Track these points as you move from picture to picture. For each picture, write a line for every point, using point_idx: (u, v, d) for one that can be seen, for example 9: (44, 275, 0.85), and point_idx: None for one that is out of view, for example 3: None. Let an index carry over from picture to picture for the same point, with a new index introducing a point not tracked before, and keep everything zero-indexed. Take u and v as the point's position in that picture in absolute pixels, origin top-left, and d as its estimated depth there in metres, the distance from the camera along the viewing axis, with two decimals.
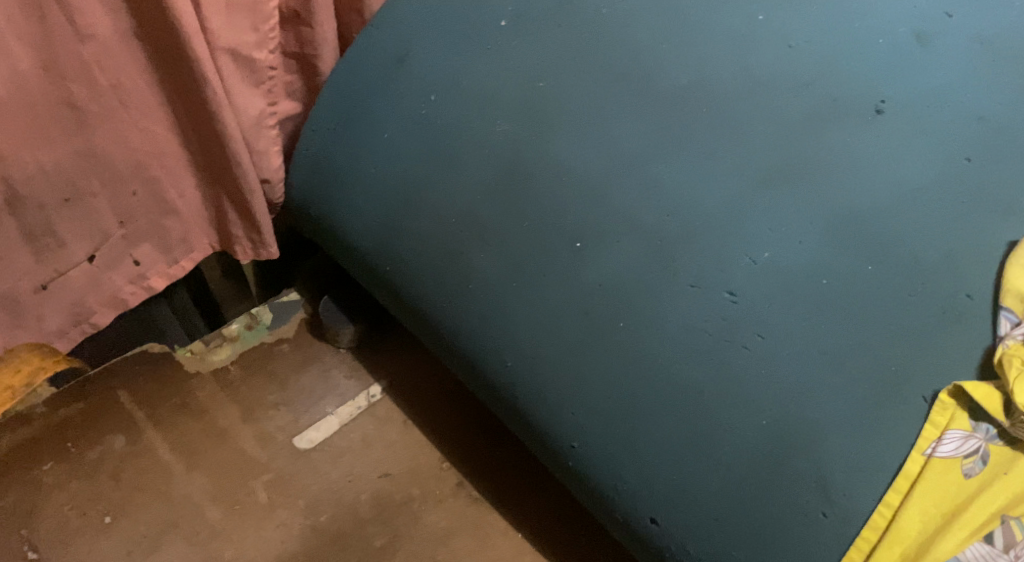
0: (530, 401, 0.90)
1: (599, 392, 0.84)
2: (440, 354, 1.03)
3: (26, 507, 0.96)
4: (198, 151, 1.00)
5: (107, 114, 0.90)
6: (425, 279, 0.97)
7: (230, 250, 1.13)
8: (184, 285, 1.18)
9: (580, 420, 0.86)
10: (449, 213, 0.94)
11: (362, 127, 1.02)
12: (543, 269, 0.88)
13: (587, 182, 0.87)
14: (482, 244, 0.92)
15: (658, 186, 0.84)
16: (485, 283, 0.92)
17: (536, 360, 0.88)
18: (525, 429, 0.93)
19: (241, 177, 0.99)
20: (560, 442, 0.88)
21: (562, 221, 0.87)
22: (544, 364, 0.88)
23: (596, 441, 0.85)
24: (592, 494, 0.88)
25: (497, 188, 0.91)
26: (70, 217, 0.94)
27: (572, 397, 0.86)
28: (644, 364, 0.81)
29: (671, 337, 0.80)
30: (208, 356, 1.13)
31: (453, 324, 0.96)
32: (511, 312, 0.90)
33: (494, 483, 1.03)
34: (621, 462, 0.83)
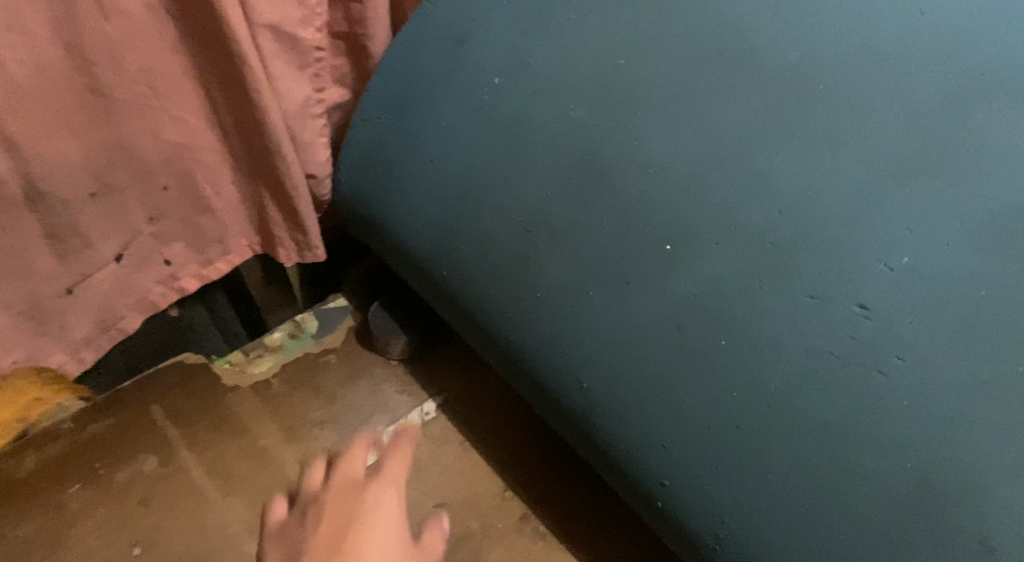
0: (611, 428, 0.78)
1: (694, 422, 0.72)
2: (503, 371, 0.93)
3: (48, 534, 0.87)
4: (237, 143, 0.90)
5: (138, 101, 0.81)
6: (487, 287, 0.86)
7: (271, 253, 1.02)
8: (222, 289, 1.10)
9: (672, 452, 0.74)
10: (515, 211, 0.83)
11: (417, 116, 0.91)
12: (626, 276, 0.76)
13: (678, 176, 0.74)
14: (553, 248, 0.80)
15: (764, 180, 0.71)
16: (556, 292, 0.80)
17: (618, 382, 0.76)
18: (603, 459, 0.82)
19: (286, 170, 0.89)
20: (649, 479, 0.77)
21: (648, 221, 0.75)
22: (628, 386, 0.76)
23: (693, 478, 0.73)
24: (683, 535, 0.77)
25: (571, 183, 0.80)
26: (97, 214, 0.86)
27: (663, 425, 0.74)
28: (751, 391, 0.69)
29: (784, 359, 0.68)
30: (249, 368, 1.04)
31: (519, 338, 0.84)
32: (588, 326, 0.78)
33: (564, 517, 0.92)
34: (721, 500, 0.72)
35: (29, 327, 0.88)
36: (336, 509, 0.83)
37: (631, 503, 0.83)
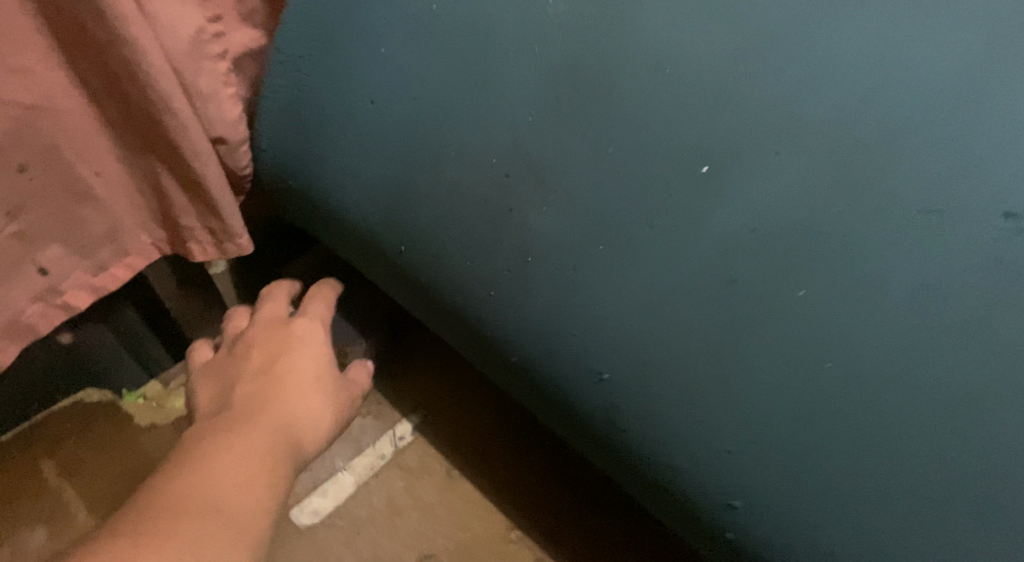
0: (650, 434, 0.57)
1: (769, 414, 0.51)
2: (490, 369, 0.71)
3: None
4: (112, 103, 0.69)
5: None
6: (459, 259, 0.64)
7: (184, 249, 0.82)
8: (131, 306, 0.88)
9: (739, 459, 0.53)
10: (485, 151, 0.60)
11: (347, 46, 0.67)
12: (649, 217, 0.53)
13: (711, 65, 0.50)
14: (541, 193, 0.57)
15: (843, 50, 0.46)
16: (551, 253, 0.57)
17: (649, 369, 0.55)
18: (633, 471, 0.62)
19: (182, 136, 0.69)
20: (711, 497, 0.56)
21: (672, 135, 0.51)
22: (667, 373, 0.54)
23: (777, 493, 0.53)
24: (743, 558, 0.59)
25: (558, 102, 0.56)
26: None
27: (727, 423, 0.53)
28: (860, 360, 0.47)
29: (900, 311, 0.46)
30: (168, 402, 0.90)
31: (511, 324, 0.62)
32: (601, 296, 0.55)
33: None
34: (818, 519, 0.52)
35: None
36: (263, 345, 0.72)
37: (669, 522, 0.65)
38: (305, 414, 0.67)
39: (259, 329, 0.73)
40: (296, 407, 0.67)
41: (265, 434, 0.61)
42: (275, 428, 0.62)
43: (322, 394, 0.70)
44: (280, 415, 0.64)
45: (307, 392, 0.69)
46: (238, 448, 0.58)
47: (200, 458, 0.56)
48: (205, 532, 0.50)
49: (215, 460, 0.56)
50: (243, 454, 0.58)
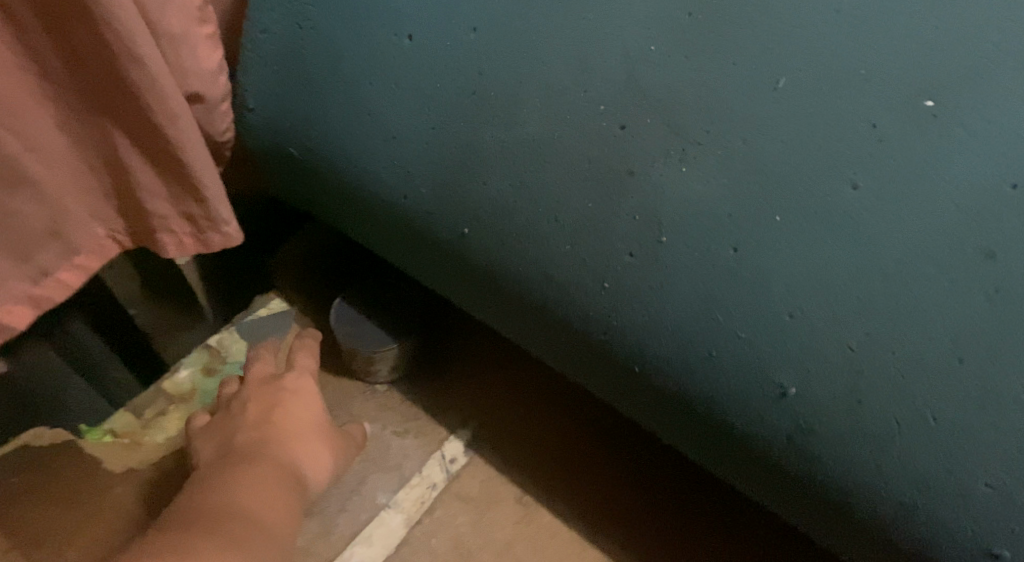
0: (865, 471, 0.40)
1: None
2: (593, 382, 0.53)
3: None
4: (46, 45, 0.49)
5: None
6: (550, 240, 0.48)
7: (151, 242, 0.64)
8: (83, 318, 0.70)
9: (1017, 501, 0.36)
10: (584, 98, 0.45)
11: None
12: (850, 173, 0.39)
13: None
14: (679, 147, 0.43)
15: None
16: (699, 226, 0.42)
17: (863, 380, 0.39)
18: (843, 520, 0.44)
19: (149, 87, 0.51)
20: (970, 551, 0.39)
21: (869, 63, 0.39)
22: (896, 385, 0.38)
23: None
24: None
25: (694, 21, 0.42)
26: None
27: (992, 450, 0.36)
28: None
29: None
30: (147, 435, 0.70)
31: (637, 326, 0.46)
32: (782, 282, 0.40)
33: None
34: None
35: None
36: (258, 397, 0.62)
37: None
38: (314, 468, 0.59)
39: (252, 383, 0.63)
40: (301, 462, 0.58)
41: (268, 487, 0.53)
42: (283, 478, 0.55)
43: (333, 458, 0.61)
44: (291, 460, 0.57)
45: (317, 444, 0.60)
46: (252, 496, 0.52)
47: (223, 488, 0.52)
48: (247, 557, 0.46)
49: (235, 496, 0.51)
50: (270, 484, 0.53)
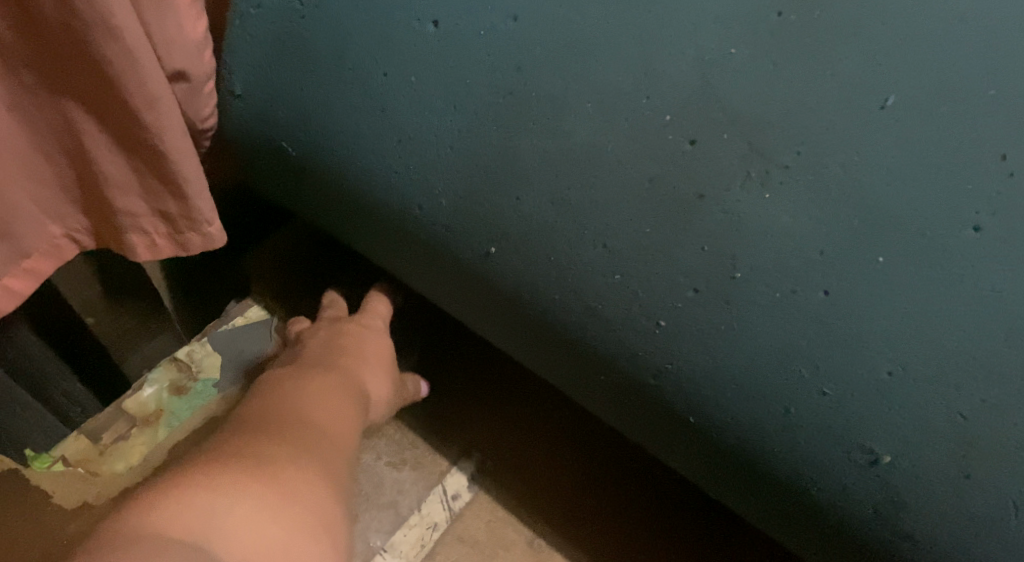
0: (959, 552, 0.36)
1: None
2: (631, 425, 0.48)
3: None
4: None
5: None
6: (594, 269, 0.42)
7: (117, 242, 0.55)
8: (33, 331, 0.60)
9: None
10: (649, 107, 0.39)
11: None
12: (972, 211, 0.33)
13: None
14: (765, 171, 0.37)
15: None
16: (784, 262, 0.36)
17: (972, 454, 0.34)
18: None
19: (124, 71, 0.43)
20: None
21: (1003, 88, 0.33)
22: (1015, 462, 0.33)
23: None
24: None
25: (783, 23, 0.36)
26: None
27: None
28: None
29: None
30: (103, 464, 0.62)
31: (698, 372, 0.40)
32: (882, 337, 0.35)
33: None
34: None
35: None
36: (331, 329, 0.63)
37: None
38: (374, 388, 0.60)
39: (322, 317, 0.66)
40: (362, 382, 0.59)
41: (333, 395, 0.54)
42: (345, 393, 0.55)
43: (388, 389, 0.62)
44: (354, 377, 0.58)
45: (376, 369, 0.61)
46: (318, 398, 0.53)
47: (292, 393, 0.52)
48: (322, 465, 0.46)
49: (301, 399, 0.51)
50: (331, 398, 0.54)
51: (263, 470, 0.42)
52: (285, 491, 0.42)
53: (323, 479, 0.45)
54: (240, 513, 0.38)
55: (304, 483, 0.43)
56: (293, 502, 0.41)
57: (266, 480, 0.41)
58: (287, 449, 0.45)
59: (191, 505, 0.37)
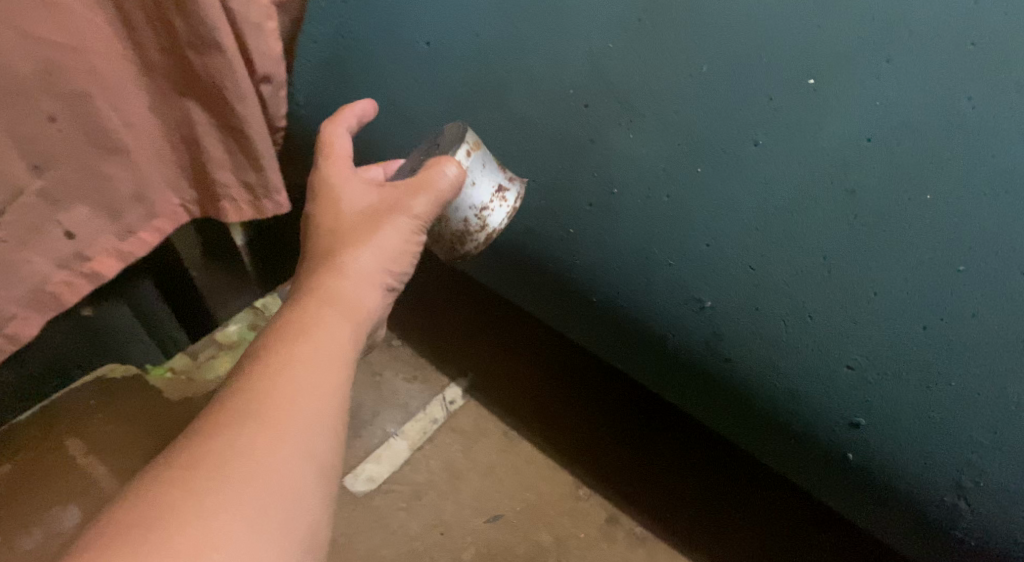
0: (760, 363, 0.51)
1: (893, 333, 0.45)
2: (561, 318, 0.68)
3: None
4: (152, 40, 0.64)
5: None
6: (529, 195, 0.60)
7: (215, 210, 0.78)
8: (153, 284, 0.86)
9: (864, 378, 0.47)
10: (558, 83, 0.56)
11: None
12: (755, 132, 0.50)
13: None
14: (626, 118, 0.54)
15: None
16: (641, 179, 0.54)
17: (753, 296, 0.50)
18: (749, 411, 0.55)
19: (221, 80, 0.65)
20: (832, 422, 0.49)
21: (776, 50, 0.49)
22: (776, 298, 0.49)
23: (913, 406, 0.45)
24: (890, 493, 0.50)
25: (639, 25, 0.53)
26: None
27: (850, 345, 0.47)
28: (994, 249, 0.43)
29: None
30: (197, 373, 0.86)
31: (596, 262, 0.59)
32: (699, 220, 0.52)
33: (662, 503, 0.71)
34: (971, 423, 0.44)
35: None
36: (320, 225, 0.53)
37: (793, 470, 0.56)
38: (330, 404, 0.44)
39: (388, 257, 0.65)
40: (365, 291, 0.50)
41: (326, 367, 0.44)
42: (381, 285, 0.52)
43: (380, 229, 0.52)
44: (351, 284, 0.50)
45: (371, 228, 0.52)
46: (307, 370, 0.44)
47: (330, 304, 0.48)
48: (332, 337, 0.46)
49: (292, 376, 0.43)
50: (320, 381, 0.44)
51: (293, 455, 0.40)
52: (319, 445, 0.42)
53: (333, 329, 0.46)
54: (297, 475, 0.40)
55: (337, 402, 0.44)
56: (338, 395, 0.44)
57: (285, 433, 0.41)
58: (309, 407, 0.42)
59: (262, 506, 0.38)
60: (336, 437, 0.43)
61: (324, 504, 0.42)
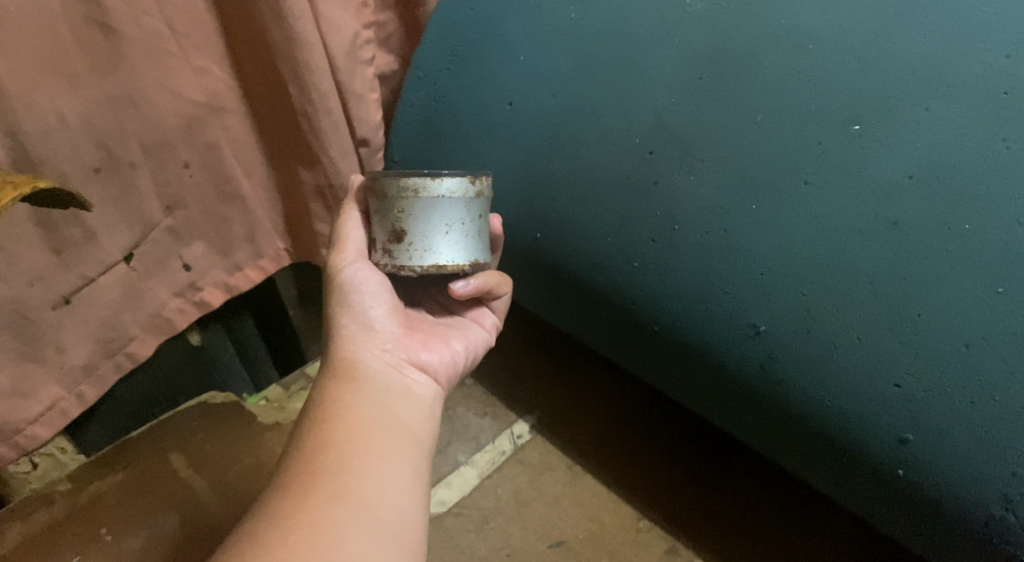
0: (814, 384, 0.57)
1: (930, 350, 0.51)
2: (619, 354, 0.74)
3: (49, 544, 0.72)
4: (266, 105, 0.72)
5: (148, 42, 0.63)
6: (597, 235, 0.66)
7: (314, 255, 0.83)
8: (251, 318, 0.94)
9: (910, 394, 0.53)
10: (626, 135, 0.63)
11: (488, 59, 0.72)
12: (804, 172, 0.55)
13: (848, 45, 0.54)
14: (687, 163, 0.60)
15: (970, 27, 0.51)
16: (699, 216, 0.60)
17: (805, 322, 0.56)
18: (801, 438, 0.61)
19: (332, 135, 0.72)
20: (883, 436, 0.55)
21: (825, 101, 0.54)
22: (826, 322, 0.55)
23: (955, 421, 0.52)
24: (941, 515, 0.55)
25: (701, 83, 0.59)
26: (99, 197, 0.65)
27: (895, 364, 0.53)
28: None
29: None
30: (287, 404, 0.91)
31: (659, 291, 0.64)
32: (754, 252, 0.57)
33: (725, 529, 0.76)
34: (1016, 438, 0.50)
35: (12, 351, 0.65)
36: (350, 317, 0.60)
37: (848, 498, 0.63)
38: (385, 479, 0.51)
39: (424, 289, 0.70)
40: (362, 350, 0.60)
41: (393, 440, 0.54)
42: (373, 342, 0.60)
43: (341, 286, 0.60)
44: (352, 360, 0.59)
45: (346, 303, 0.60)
46: (361, 450, 0.51)
47: (347, 379, 0.57)
48: (344, 414, 0.54)
49: (351, 455, 0.51)
50: (375, 459, 0.51)
51: (329, 501, 0.47)
52: (353, 493, 0.49)
53: (352, 399, 0.55)
54: (336, 515, 0.47)
55: (361, 454, 0.51)
56: (369, 444, 0.52)
57: (321, 490, 0.48)
58: (323, 469, 0.49)
59: (296, 555, 0.44)
60: (396, 471, 0.52)
61: (370, 538, 0.47)
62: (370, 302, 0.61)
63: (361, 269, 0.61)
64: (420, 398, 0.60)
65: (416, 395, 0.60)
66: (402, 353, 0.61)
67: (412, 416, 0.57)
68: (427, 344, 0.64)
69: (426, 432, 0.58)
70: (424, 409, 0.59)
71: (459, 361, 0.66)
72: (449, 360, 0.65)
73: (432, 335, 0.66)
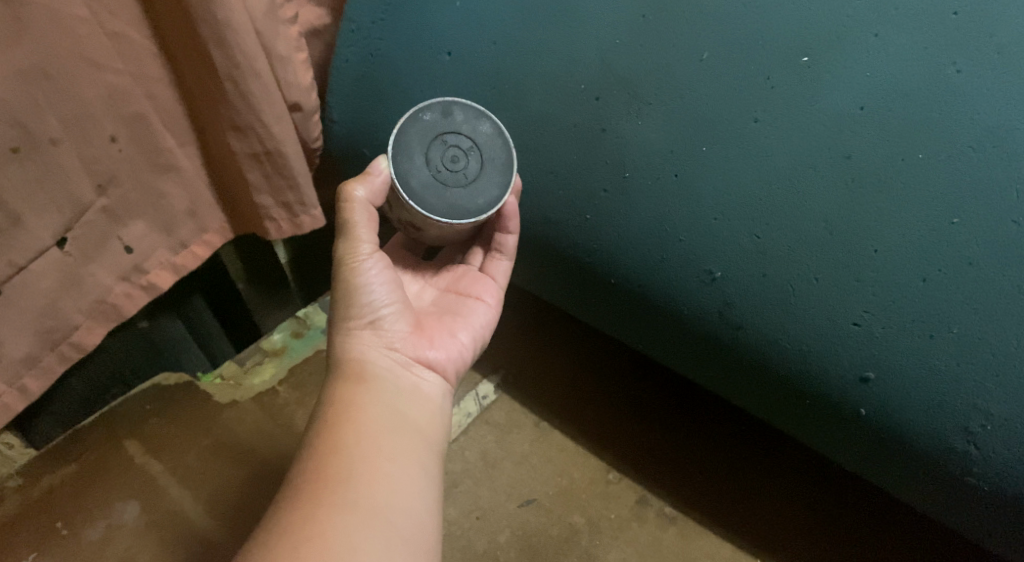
0: (772, 329, 0.56)
1: (885, 283, 0.51)
2: (577, 308, 0.73)
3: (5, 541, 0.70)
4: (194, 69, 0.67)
5: (55, 5, 0.57)
6: (548, 188, 0.63)
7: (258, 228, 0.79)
8: (199, 295, 0.89)
9: (869, 331, 0.52)
10: (573, 81, 0.59)
11: (425, 7, 0.67)
12: (754, 110, 0.53)
13: None
14: (635, 105, 0.57)
15: None
16: (651, 162, 0.57)
17: (762, 266, 0.55)
18: (763, 380, 0.60)
19: (266, 98, 0.68)
20: (844, 375, 0.54)
21: (772, 33, 0.53)
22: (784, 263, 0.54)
23: (913, 354, 0.51)
24: (902, 449, 0.56)
25: (646, 21, 0.57)
26: (19, 179, 0.60)
27: (850, 299, 0.52)
28: (983, 203, 0.48)
29: (1009, 154, 0.47)
30: (245, 380, 0.87)
31: (614, 243, 0.61)
32: (707, 194, 0.55)
33: (692, 475, 0.76)
34: (973, 369, 0.50)
35: None
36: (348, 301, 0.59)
37: (808, 436, 0.63)
38: (394, 481, 0.51)
39: (398, 263, 0.68)
40: (365, 354, 0.58)
41: (391, 439, 0.54)
42: (378, 344, 0.59)
43: (351, 282, 0.59)
44: (359, 364, 0.58)
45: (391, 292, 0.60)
46: (369, 459, 0.51)
47: (357, 383, 0.57)
48: (370, 414, 0.54)
49: (360, 466, 0.50)
50: (383, 467, 0.51)
51: (342, 508, 0.48)
52: (364, 501, 0.49)
53: (358, 405, 0.55)
54: (383, 517, 0.49)
55: (373, 459, 0.51)
56: (377, 450, 0.52)
57: (331, 501, 0.48)
58: (359, 475, 0.50)
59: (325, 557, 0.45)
60: (409, 476, 0.52)
61: (386, 542, 0.48)
62: (381, 297, 0.60)
63: (375, 264, 0.59)
64: (428, 400, 0.59)
65: (425, 396, 0.60)
66: (409, 351, 0.60)
67: (418, 414, 0.58)
68: (435, 340, 0.62)
69: (435, 433, 0.58)
70: (431, 411, 0.59)
71: (467, 354, 0.64)
72: (458, 355, 0.63)
73: (439, 329, 0.63)
